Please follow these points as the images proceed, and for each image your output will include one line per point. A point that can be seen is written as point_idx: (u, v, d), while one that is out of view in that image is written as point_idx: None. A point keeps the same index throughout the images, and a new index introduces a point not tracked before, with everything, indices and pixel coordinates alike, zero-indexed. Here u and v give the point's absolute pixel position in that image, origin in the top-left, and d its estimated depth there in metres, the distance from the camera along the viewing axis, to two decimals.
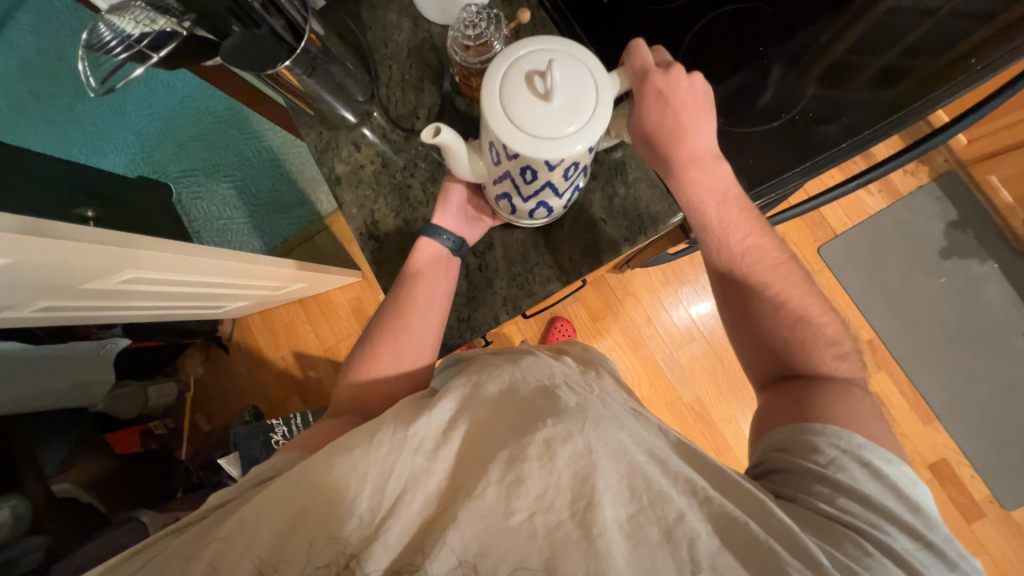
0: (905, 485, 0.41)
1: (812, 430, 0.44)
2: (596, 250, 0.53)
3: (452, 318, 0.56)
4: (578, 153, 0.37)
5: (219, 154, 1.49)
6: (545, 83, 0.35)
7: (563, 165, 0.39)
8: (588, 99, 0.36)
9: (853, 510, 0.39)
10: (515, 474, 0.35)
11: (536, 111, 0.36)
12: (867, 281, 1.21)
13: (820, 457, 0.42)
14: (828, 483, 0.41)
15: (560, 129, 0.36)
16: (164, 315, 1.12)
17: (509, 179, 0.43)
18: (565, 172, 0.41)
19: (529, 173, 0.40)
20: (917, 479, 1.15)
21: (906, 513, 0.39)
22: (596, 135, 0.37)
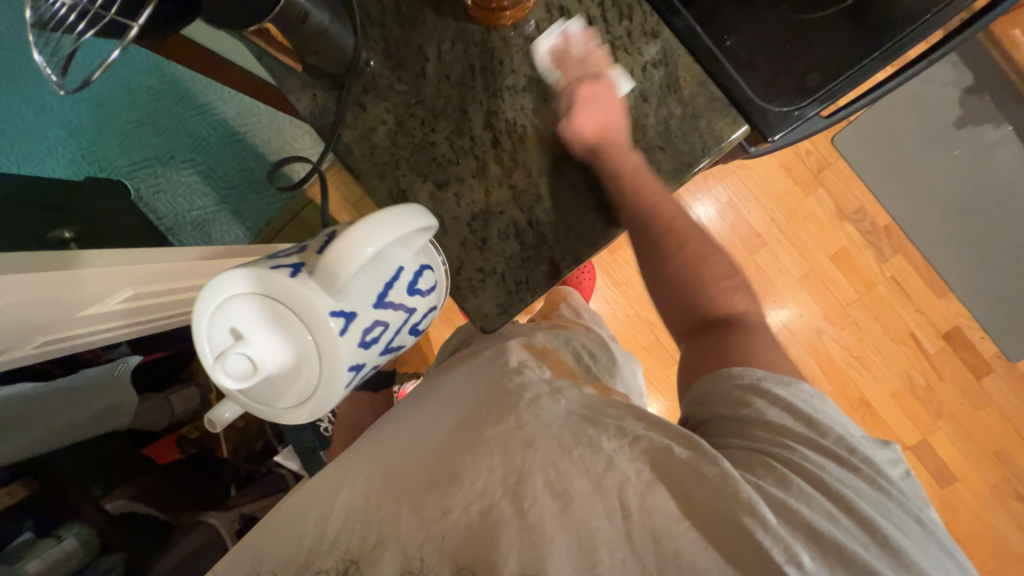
0: (802, 402, 0.47)
1: (725, 376, 0.49)
2: (658, 183, 0.48)
3: (508, 283, 0.51)
4: (336, 368, 0.39)
5: (169, 138, 1.32)
6: (248, 364, 0.36)
7: (352, 370, 0.41)
8: (295, 337, 0.38)
9: (762, 436, 0.45)
10: (454, 466, 0.43)
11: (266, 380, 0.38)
12: (883, 165, 1.18)
13: (734, 400, 0.48)
14: (755, 425, 0.46)
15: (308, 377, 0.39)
16: (166, 324, 1.04)
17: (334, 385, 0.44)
18: (365, 356, 0.41)
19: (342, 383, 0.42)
20: (932, 349, 1.22)
21: (804, 430, 0.45)
22: (338, 346, 0.38)
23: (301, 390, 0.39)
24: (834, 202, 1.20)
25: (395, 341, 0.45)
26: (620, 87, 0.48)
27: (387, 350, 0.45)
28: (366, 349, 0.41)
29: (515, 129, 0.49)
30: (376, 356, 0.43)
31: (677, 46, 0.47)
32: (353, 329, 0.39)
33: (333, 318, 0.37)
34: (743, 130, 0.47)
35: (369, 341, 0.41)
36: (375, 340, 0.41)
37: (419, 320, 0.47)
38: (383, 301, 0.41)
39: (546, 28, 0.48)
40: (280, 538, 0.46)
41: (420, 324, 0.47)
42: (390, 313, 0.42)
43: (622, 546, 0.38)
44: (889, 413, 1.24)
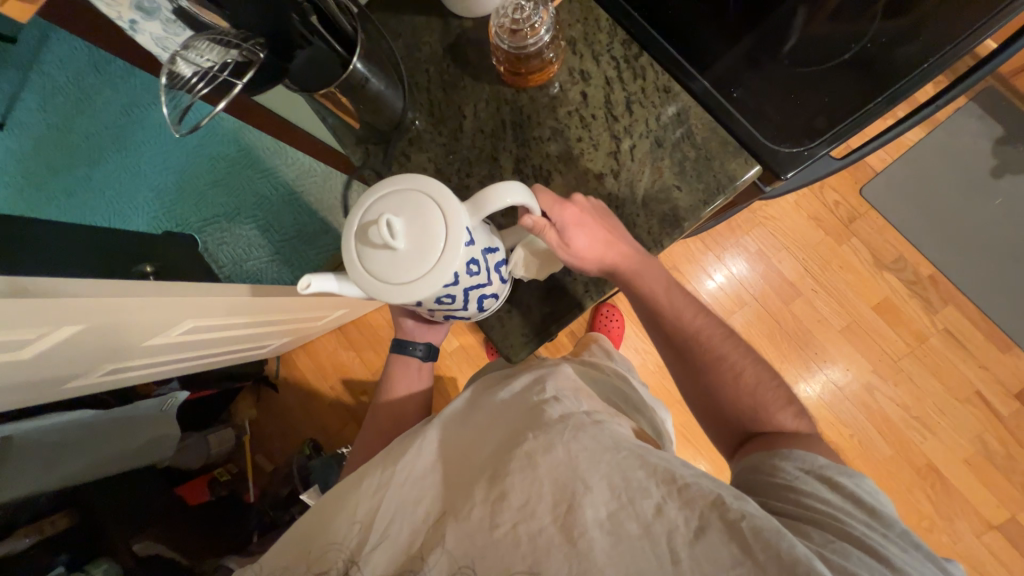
0: (866, 493, 0.43)
1: (778, 455, 0.46)
2: (675, 219, 0.51)
3: (536, 314, 0.56)
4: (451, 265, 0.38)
5: (238, 197, 1.50)
6: (391, 230, 0.36)
7: (453, 280, 0.40)
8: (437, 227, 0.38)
9: (816, 508, 0.41)
10: (500, 490, 0.41)
11: (386, 251, 0.37)
12: (919, 215, 1.16)
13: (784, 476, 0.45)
14: (792, 495, 0.43)
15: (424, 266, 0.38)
16: (212, 362, 1.11)
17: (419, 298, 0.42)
18: (463, 277, 0.41)
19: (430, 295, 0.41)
20: (1005, 410, 1.11)
21: (855, 508, 0.41)
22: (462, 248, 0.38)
23: (411, 271, 0.37)
24: (870, 251, 1.17)
25: (468, 295, 0.44)
26: (636, 135, 0.52)
27: (461, 297, 0.43)
28: (464, 278, 0.41)
29: (541, 173, 0.54)
30: (461, 290, 0.42)
31: (689, 100, 0.52)
32: (472, 254, 0.40)
33: (469, 231, 0.39)
34: (755, 169, 0.50)
35: (470, 273, 0.41)
36: (471, 276, 0.41)
37: (485, 296, 0.47)
38: (489, 251, 0.43)
39: (569, 89, 0.54)
40: (311, 537, 0.47)
41: (483, 303, 0.47)
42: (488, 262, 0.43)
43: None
44: (965, 483, 1.10)
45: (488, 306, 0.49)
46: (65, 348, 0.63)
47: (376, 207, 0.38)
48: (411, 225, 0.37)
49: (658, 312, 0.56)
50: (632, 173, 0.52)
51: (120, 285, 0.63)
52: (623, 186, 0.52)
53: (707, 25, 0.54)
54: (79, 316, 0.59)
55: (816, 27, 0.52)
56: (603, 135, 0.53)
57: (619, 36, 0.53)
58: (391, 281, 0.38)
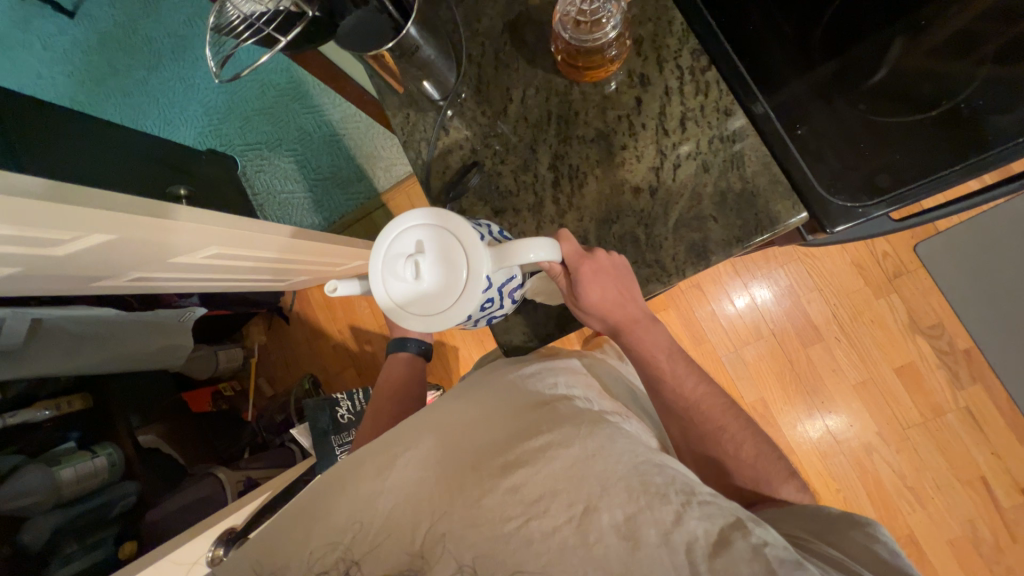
0: (882, 548, 0.40)
1: (789, 523, 0.45)
2: (703, 251, 0.49)
3: (541, 314, 0.58)
4: (465, 311, 0.40)
5: (281, 128, 1.51)
6: (417, 271, 0.39)
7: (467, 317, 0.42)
8: (457, 271, 0.39)
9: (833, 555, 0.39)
10: (511, 480, 0.41)
11: (408, 288, 0.40)
12: (972, 285, 1.08)
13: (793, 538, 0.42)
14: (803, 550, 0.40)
15: (438, 306, 0.40)
16: (233, 285, 1.16)
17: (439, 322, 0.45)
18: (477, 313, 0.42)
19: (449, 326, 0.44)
20: (1007, 502, 1.06)
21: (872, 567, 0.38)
22: (477, 295, 0.39)
23: (428, 309, 0.40)
24: (908, 312, 1.11)
25: (480, 320, 0.46)
26: (684, 155, 0.50)
27: (474, 322, 0.45)
28: (479, 311, 0.43)
29: (576, 175, 0.52)
30: (474, 320, 0.44)
31: (748, 128, 0.49)
32: (489, 295, 0.41)
33: (488, 278, 0.40)
34: (798, 218, 0.47)
35: (485, 307, 0.43)
36: (484, 309, 0.43)
37: (496, 315, 0.48)
38: (506, 285, 0.43)
39: (625, 91, 0.51)
40: (309, 524, 0.45)
41: (496, 317, 0.49)
42: (504, 294, 0.44)
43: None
44: (943, 563, 1.08)
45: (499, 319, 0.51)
46: (98, 251, 0.66)
47: (408, 243, 0.40)
48: (436, 267, 0.40)
49: (662, 342, 0.56)
50: (671, 193, 0.50)
51: (157, 205, 0.66)
52: (657, 206, 0.50)
53: (781, 51, 0.50)
54: (114, 227, 0.61)
55: (909, 66, 0.46)
56: (649, 148, 0.51)
57: (690, 45, 0.50)
58: (410, 313, 0.41)
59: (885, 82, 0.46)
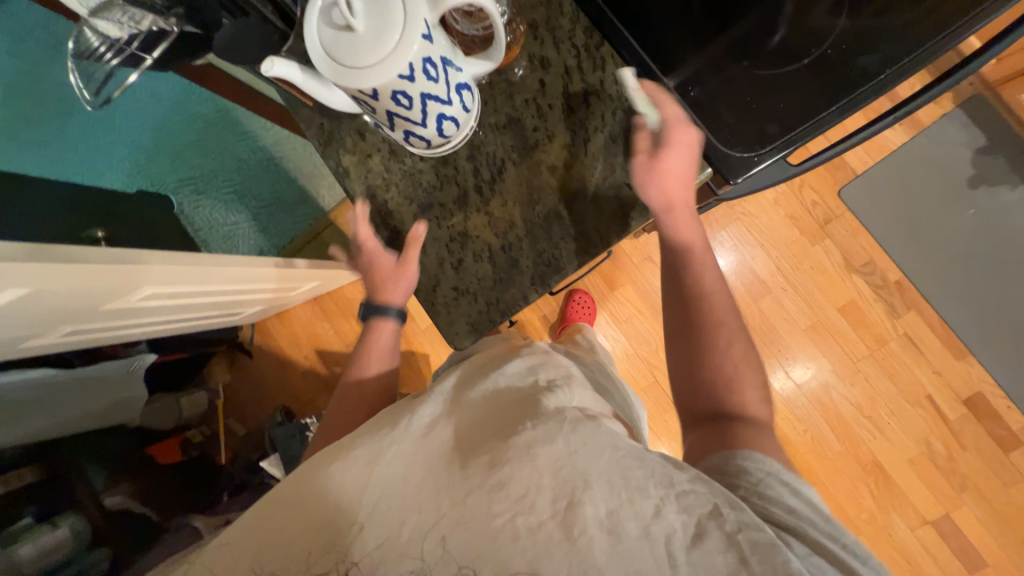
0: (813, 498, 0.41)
1: (740, 455, 0.43)
2: (624, 217, 0.51)
3: (480, 303, 0.54)
4: (412, 48, 0.36)
5: (216, 159, 1.46)
6: (353, 12, 0.34)
7: (417, 73, 0.38)
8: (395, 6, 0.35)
9: (783, 520, 0.38)
10: (497, 476, 0.38)
11: (346, 42, 0.36)
12: (893, 220, 1.16)
13: (751, 480, 0.41)
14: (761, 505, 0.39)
15: (383, 47, 0.35)
16: (184, 325, 1.12)
17: (392, 110, 0.42)
18: (427, 76, 0.39)
19: (404, 99, 0.40)
20: (953, 415, 1.15)
21: (814, 517, 0.39)
22: (421, 27, 0.36)
23: (374, 55, 0.35)
24: (843, 254, 1.18)
25: (433, 103, 0.43)
26: (591, 129, 0.52)
27: (429, 102, 0.42)
28: (423, 78, 0.39)
29: (495, 162, 0.53)
30: (427, 91, 0.40)
31: (645, 96, 0.51)
32: (433, 43, 0.38)
33: (428, 17, 0.36)
34: (707, 170, 0.53)
35: (427, 76, 0.39)
36: (426, 82, 0.39)
37: (448, 113, 0.45)
38: (446, 54, 0.40)
39: (528, 76, 0.53)
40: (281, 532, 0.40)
41: (443, 127, 0.47)
42: (453, 58, 0.42)
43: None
44: (905, 481, 1.16)
45: (452, 135, 0.49)
46: (14, 308, 0.63)
47: None
48: (368, 5, 0.35)
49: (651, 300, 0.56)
50: (584, 167, 0.52)
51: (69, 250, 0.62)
52: (574, 181, 0.52)
53: None
54: (31, 279, 0.58)
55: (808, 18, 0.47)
56: (558, 127, 0.52)
57: (583, 25, 0.52)
58: (359, 66, 0.36)
59: (785, 40, 0.48)
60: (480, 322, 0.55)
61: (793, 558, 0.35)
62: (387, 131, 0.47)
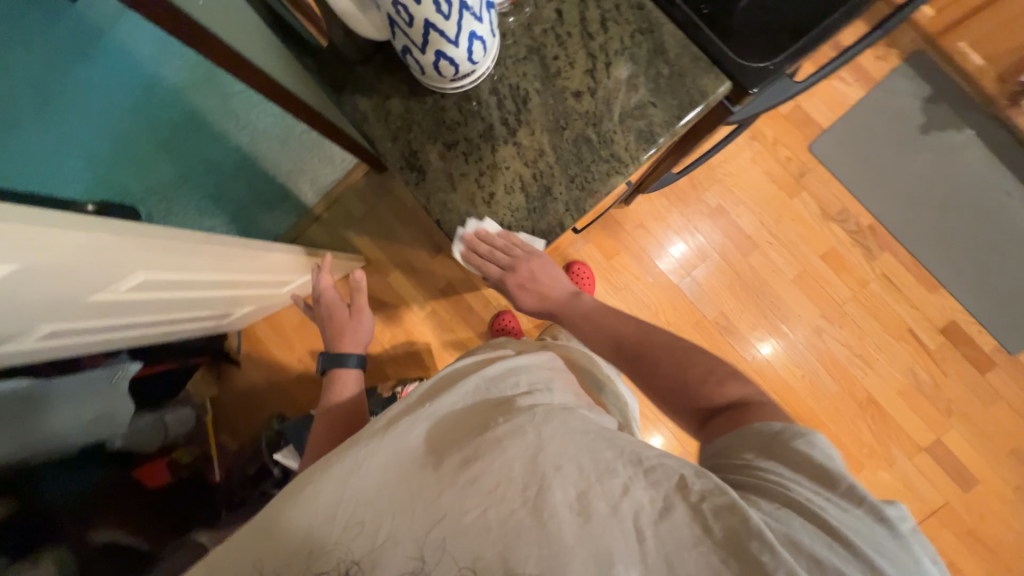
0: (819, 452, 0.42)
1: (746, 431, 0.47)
2: (650, 135, 0.53)
3: (516, 234, 0.54)
4: None
5: (185, 164, 1.36)
6: None
7: None
8: None
9: (769, 477, 0.42)
10: (470, 472, 0.42)
11: None
12: (860, 169, 1.25)
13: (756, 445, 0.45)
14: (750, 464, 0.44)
15: None
16: (169, 332, 1.05)
17: (426, 23, 0.41)
18: None
19: (443, 6, 0.40)
20: (933, 344, 1.23)
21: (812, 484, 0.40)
22: None
23: None
24: (818, 204, 1.26)
25: (468, 18, 0.42)
26: (612, 53, 0.53)
27: (464, 13, 0.42)
28: None
29: (519, 93, 0.54)
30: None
31: (661, 18, 0.53)
32: None
33: None
34: (724, 86, 0.52)
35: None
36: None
37: (478, 35, 0.45)
38: None
39: (543, 6, 0.54)
40: (269, 538, 0.42)
41: (473, 49, 0.47)
42: None
43: (637, 563, 0.37)
44: (899, 412, 1.23)
45: (477, 63, 0.49)
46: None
47: None
48: None
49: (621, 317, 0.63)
50: (609, 91, 0.53)
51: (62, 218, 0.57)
52: (600, 104, 0.53)
53: None
54: (34, 254, 0.53)
55: None
56: (579, 53, 0.53)
57: None
58: None
59: None
60: None
61: (755, 515, 0.37)
62: (417, 55, 0.46)
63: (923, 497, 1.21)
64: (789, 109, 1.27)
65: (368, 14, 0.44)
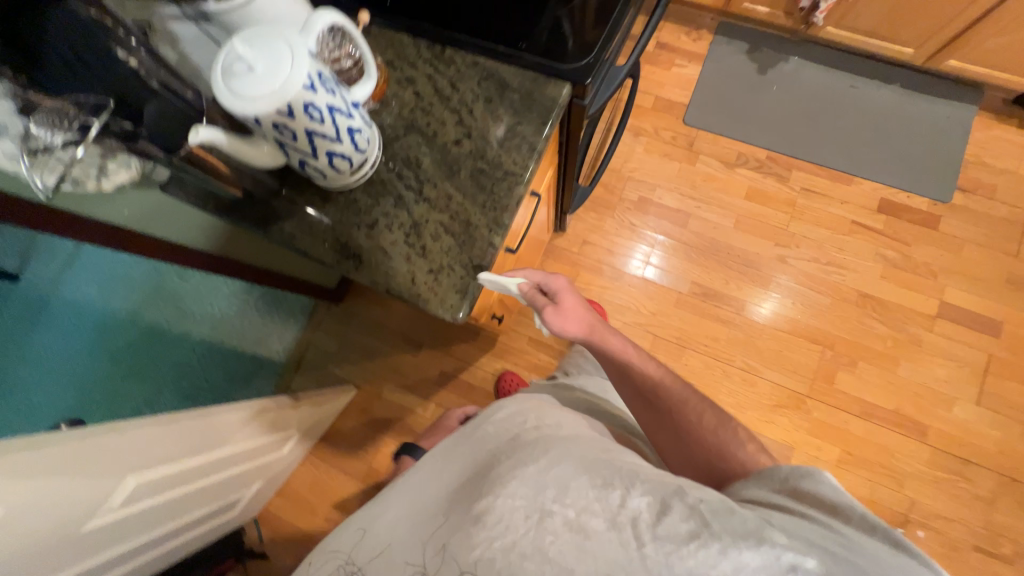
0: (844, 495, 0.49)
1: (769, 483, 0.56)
2: (529, 145, 0.61)
3: (458, 270, 0.59)
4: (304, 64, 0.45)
5: (154, 378, 1.10)
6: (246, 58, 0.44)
7: (315, 84, 0.47)
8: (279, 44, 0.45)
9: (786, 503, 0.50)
10: (482, 510, 0.49)
11: (250, 81, 0.44)
12: (734, 119, 1.42)
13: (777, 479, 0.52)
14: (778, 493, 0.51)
15: (279, 73, 0.44)
16: (181, 542, 0.98)
17: (307, 131, 0.49)
18: (324, 87, 0.48)
19: (315, 113, 0.48)
20: (880, 224, 1.31)
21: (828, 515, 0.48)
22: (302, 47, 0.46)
23: (277, 81, 0.45)
24: (718, 159, 1.40)
25: (340, 115, 0.51)
26: (469, 101, 0.63)
27: (334, 113, 0.50)
28: (321, 89, 0.47)
29: (411, 161, 0.62)
30: (329, 103, 0.49)
31: (494, 63, 0.64)
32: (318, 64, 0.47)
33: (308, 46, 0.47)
34: (566, 87, 0.62)
35: (325, 88, 0.48)
36: (327, 93, 0.48)
37: (356, 128, 0.54)
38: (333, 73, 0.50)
39: (401, 92, 0.65)
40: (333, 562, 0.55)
41: (356, 139, 0.55)
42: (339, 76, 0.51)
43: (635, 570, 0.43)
44: (891, 294, 1.27)
45: (366, 150, 0.57)
46: None
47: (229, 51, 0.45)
48: (259, 49, 0.44)
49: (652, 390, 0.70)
50: (481, 129, 0.62)
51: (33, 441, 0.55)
52: (478, 140, 0.62)
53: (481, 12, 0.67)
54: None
55: None
56: (446, 113, 0.63)
57: (423, 44, 0.66)
58: (269, 95, 0.45)
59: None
60: (464, 289, 0.58)
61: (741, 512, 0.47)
62: (313, 163, 0.54)
63: (960, 359, 1.23)
64: (653, 102, 1.45)
65: (259, 146, 0.51)
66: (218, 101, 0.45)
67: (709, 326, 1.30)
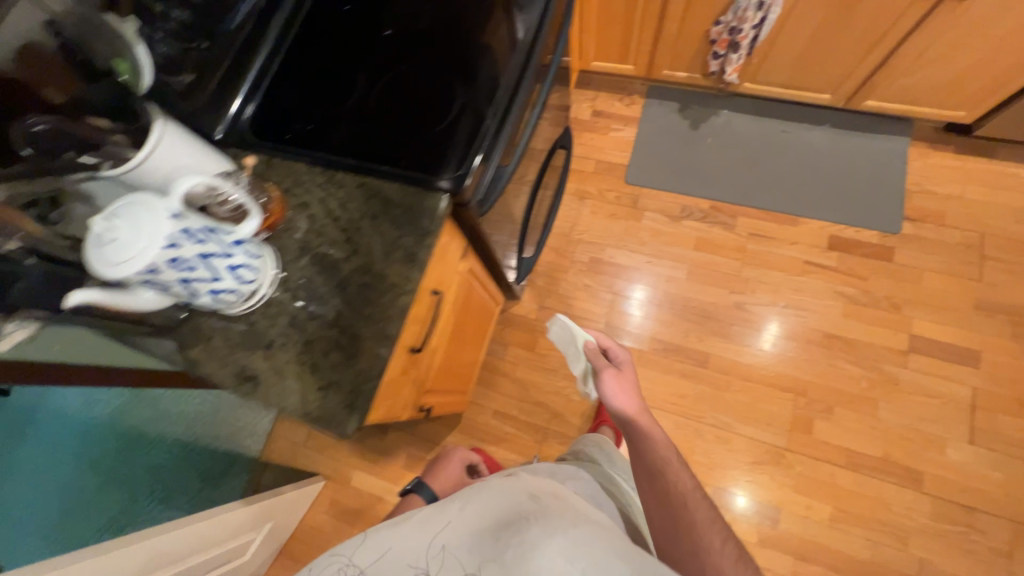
0: None
1: None
2: (410, 256, 0.64)
3: (347, 384, 0.60)
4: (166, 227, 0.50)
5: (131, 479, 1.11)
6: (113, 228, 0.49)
7: (180, 241, 0.51)
8: (144, 213, 0.50)
9: None
10: None
11: (116, 250, 0.49)
12: (674, 174, 1.46)
13: None
14: None
15: (142, 240, 0.49)
16: None
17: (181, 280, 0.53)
18: (192, 240, 0.52)
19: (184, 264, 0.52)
20: (833, 261, 1.30)
21: None
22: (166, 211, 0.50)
23: (141, 248, 0.49)
24: (663, 214, 1.43)
25: (215, 260, 0.55)
26: (358, 219, 0.68)
27: (208, 259, 0.54)
28: (188, 243, 0.52)
29: (305, 281, 0.66)
30: (199, 253, 0.53)
31: (379, 182, 0.69)
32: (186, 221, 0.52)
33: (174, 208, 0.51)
34: (443, 199, 0.66)
35: (193, 240, 0.52)
36: (195, 244, 0.52)
37: (239, 264, 0.58)
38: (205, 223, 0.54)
39: (298, 217, 0.70)
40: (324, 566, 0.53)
41: (240, 274, 0.59)
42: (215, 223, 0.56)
43: None
44: (856, 332, 1.24)
45: (255, 280, 0.61)
46: None
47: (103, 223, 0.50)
48: (126, 220, 0.50)
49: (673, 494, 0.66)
50: (368, 244, 0.66)
51: None
52: (365, 256, 0.66)
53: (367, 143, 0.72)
54: None
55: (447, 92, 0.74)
56: (337, 233, 0.68)
57: (317, 170, 0.72)
58: (133, 259, 0.49)
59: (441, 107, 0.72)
60: (353, 403, 0.59)
61: None
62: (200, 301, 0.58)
63: (942, 395, 1.16)
64: (594, 166, 1.51)
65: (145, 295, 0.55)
66: (91, 268, 0.50)
67: (673, 383, 1.27)
